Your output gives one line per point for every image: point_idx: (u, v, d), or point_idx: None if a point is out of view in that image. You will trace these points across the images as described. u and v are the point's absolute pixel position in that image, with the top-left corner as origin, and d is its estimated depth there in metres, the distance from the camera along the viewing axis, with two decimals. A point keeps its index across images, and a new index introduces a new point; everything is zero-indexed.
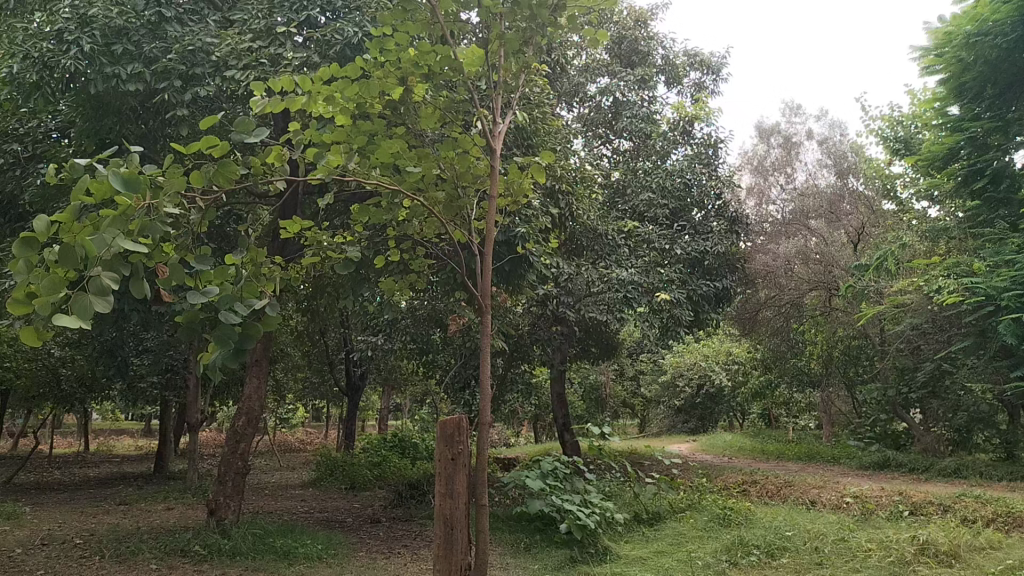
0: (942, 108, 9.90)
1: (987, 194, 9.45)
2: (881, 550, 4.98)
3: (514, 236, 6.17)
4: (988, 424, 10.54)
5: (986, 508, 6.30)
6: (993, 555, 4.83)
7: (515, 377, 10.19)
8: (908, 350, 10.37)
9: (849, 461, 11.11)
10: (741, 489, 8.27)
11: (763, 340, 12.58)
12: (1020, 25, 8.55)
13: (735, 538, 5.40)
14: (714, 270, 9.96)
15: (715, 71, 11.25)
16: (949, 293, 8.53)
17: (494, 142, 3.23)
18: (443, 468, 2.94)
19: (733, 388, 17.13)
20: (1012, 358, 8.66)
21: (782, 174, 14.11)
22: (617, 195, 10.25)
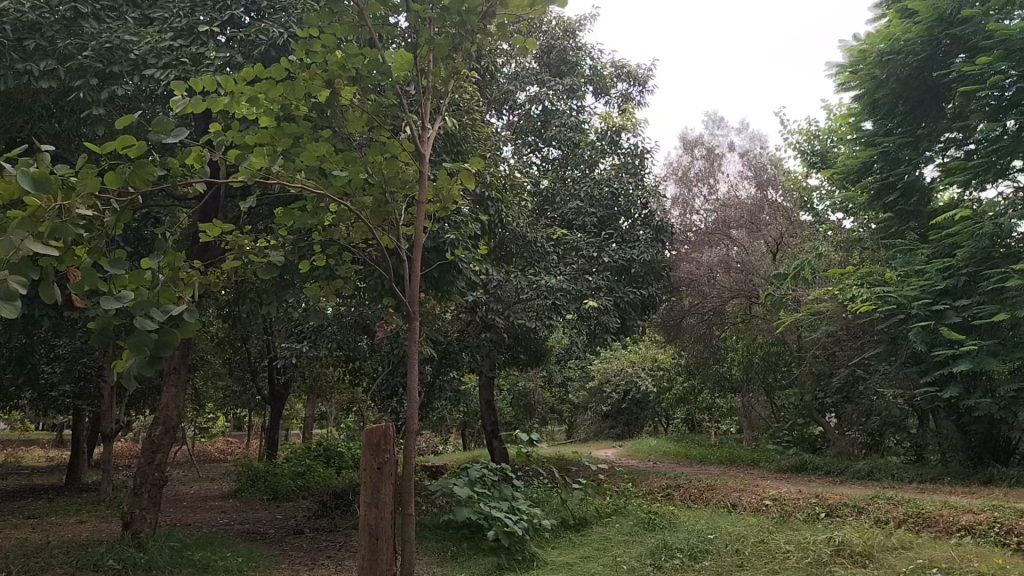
0: (856, 123, 10.41)
1: (898, 207, 9.83)
2: (798, 552, 5.12)
3: (443, 242, 6.13)
4: (899, 427, 10.96)
5: (898, 509, 6.52)
6: (904, 554, 4.99)
7: (443, 384, 10.15)
8: (824, 356, 10.72)
9: (768, 464, 11.41)
10: (666, 494, 8.41)
11: (687, 347, 12.82)
12: (928, 45, 9.09)
13: (659, 542, 5.47)
14: (640, 278, 10.12)
15: (641, 83, 11.44)
16: (861, 302, 8.89)
17: (423, 148, 3.24)
18: (369, 478, 2.91)
19: (658, 394, 17.43)
20: (921, 364, 9.04)
21: (705, 185, 14.41)
22: (546, 203, 10.30)
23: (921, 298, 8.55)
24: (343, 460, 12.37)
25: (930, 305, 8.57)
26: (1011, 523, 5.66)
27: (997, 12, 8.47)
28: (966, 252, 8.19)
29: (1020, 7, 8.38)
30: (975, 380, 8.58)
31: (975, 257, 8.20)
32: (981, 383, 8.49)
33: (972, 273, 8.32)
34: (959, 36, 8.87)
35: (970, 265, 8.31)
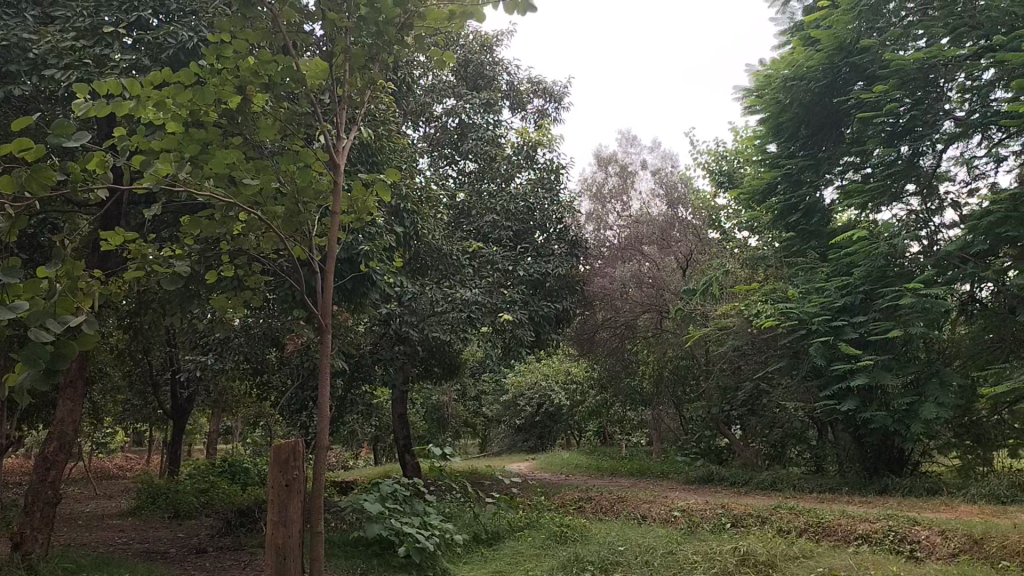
0: (762, 145, 10.84)
1: (800, 226, 10.25)
2: (706, 562, 5.24)
3: (357, 253, 6.01)
4: (800, 439, 11.38)
5: (799, 519, 6.74)
6: (805, 563, 5.15)
7: (355, 398, 9.98)
8: (730, 370, 10.97)
9: (676, 476, 11.63)
10: (577, 506, 8.46)
11: (599, 361, 12.97)
12: (829, 72, 9.49)
13: (571, 555, 5.52)
14: (555, 292, 10.30)
15: (557, 99, 11.61)
16: (765, 318, 9.31)
17: (337, 158, 3.21)
18: (276, 495, 2.86)
19: (571, 407, 17.61)
20: (821, 379, 9.41)
21: (618, 202, 14.65)
22: (461, 216, 10.31)
23: (821, 314, 8.91)
24: (249, 476, 12.01)
25: (829, 321, 8.91)
26: (904, 531, 5.93)
27: (893, 43, 8.88)
28: (862, 270, 8.63)
29: (913, 39, 8.84)
30: (870, 394, 8.95)
31: (870, 276, 8.61)
32: (876, 396, 8.84)
33: (868, 290, 8.72)
34: (858, 64, 9.31)
35: (867, 283, 8.69)
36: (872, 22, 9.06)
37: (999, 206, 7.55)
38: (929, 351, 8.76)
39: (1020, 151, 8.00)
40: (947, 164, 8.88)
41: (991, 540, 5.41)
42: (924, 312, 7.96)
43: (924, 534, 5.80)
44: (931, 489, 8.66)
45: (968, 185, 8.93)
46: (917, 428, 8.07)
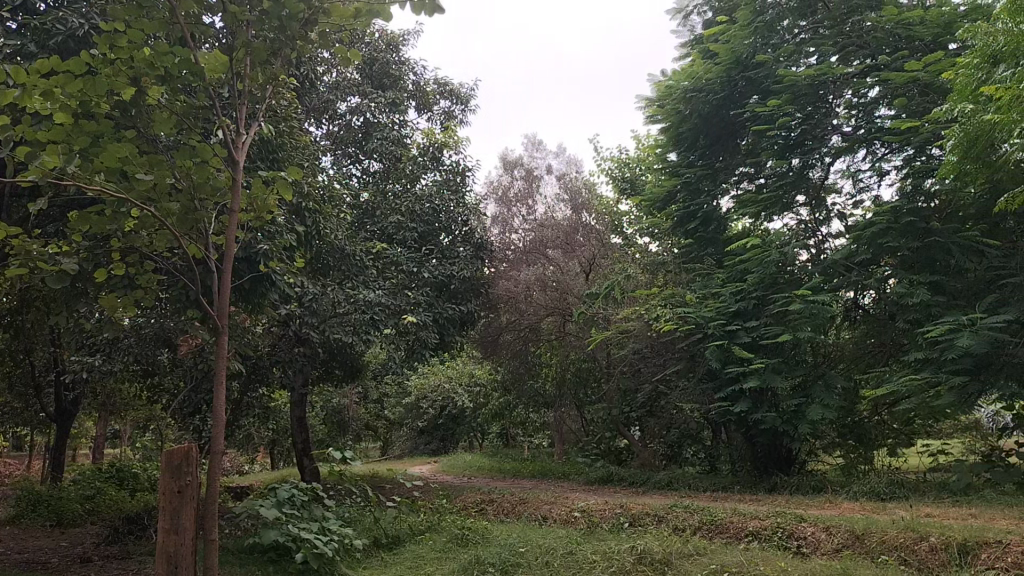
0: (663, 154, 11.13)
1: (698, 234, 10.56)
2: (604, 561, 5.33)
3: (255, 252, 5.86)
4: (696, 439, 11.72)
5: (694, 517, 6.93)
6: (699, 560, 5.30)
7: (252, 401, 9.70)
8: (631, 372, 10.99)
9: (577, 477, 11.78)
10: (479, 509, 8.48)
11: (503, 363, 13.02)
12: (726, 85, 9.83)
13: (471, 557, 5.52)
14: (459, 294, 10.30)
15: (463, 101, 11.63)
16: (665, 322, 9.37)
17: (238, 154, 3.13)
18: (168, 501, 3.10)
19: (475, 408, 17.66)
20: (716, 381, 9.74)
21: (523, 206, 14.73)
22: (365, 216, 10.09)
23: (716, 318, 9.22)
24: (138, 482, 11.52)
25: (724, 325, 9.23)
26: (792, 528, 6.19)
27: (786, 59, 9.29)
28: (755, 277, 9.07)
29: (805, 56, 9.27)
30: (761, 396, 9.28)
31: (764, 280, 9.06)
32: (766, 398, 9.20)
33: (760, 296, 9.14)
34: (754, 79, 9.69)
35: (759, 288, 9.15)
36: (767, 38, 9.51)
37: (881, 219, 8.14)
38: (815, 354, 9.17)
39: (900, 166, 8.46)
40: (835, 177, 9.34)
41: (871, 535, 5.69)
42: (812, 317, 8.31)
43: (810, 530, 6.06)
44: (817, 487, 9.05)
45: (853, 198, 9.40)
46: (804, 428, 8.41)
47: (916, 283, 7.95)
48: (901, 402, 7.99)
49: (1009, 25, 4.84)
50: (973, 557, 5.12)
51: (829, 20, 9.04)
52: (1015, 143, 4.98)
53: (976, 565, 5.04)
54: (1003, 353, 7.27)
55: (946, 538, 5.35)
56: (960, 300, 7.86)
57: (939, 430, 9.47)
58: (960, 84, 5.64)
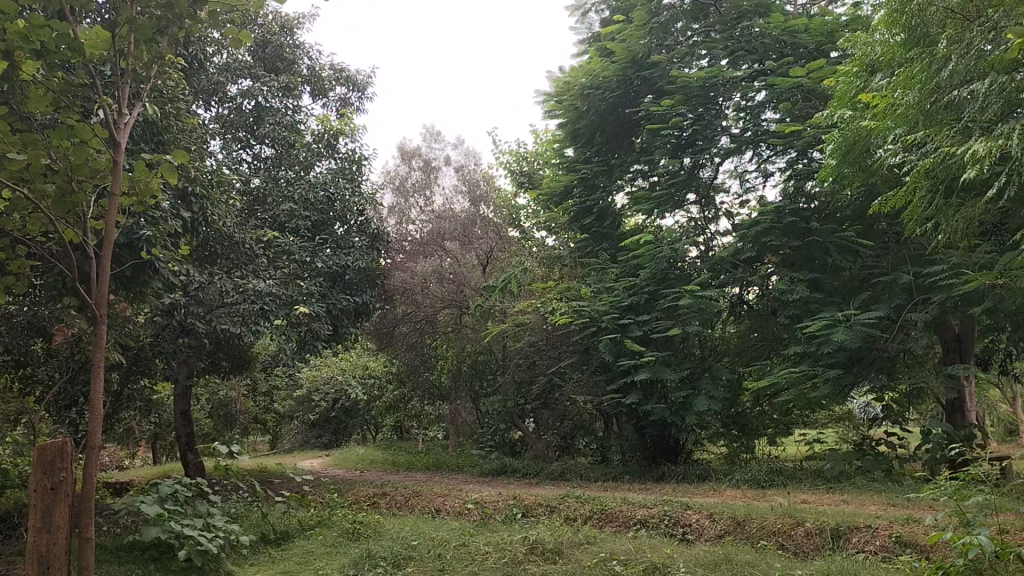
0: (560, 149, 11.25)
1: (593, 229, 10.74)
2: (496, 553, 5.36)
3: (138, 238, 5.60)
4: (588, 431, 11.92)
5: (585, 507, 7.05)
6: (589, 549, 5.40)
7: (132, 394, 9.26)
8: (525, 365, 11.05)
9: (471, 470, 11.78)
10: (371, 503, 8.39)
11: (398, 355, 12.87)
12: (622, 83, 9.97)
13: (363, 551, 5.45)
14: (354, 285, 10.18)
15: (361, 89, 11.51)
16: (560, 315, 9.48)
17: (119, 135, 2.97)
18: (40, 498, 3.00)
19: (369, 402, 17.46)
20: (608, 373, 9.94)
21: (421, 197, 14.72)
22: (256, 203, 9.74)
23: (610, 312, 9.33)
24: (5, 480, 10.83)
25: (617, 319, 9.37)
26: (678, 515, 6.39)
27: (680, 60, 9.60)
28: (647, 273, 9.29)
29: (697, 58, 9.62)
30: (651, 388, 9.51)
31: (655, 277, 9.31)
32: (656, 390, 9.45)
33: (652, 292, 9.38)
34: (649, 78, 9.91)
35: (651, 284, 9.40)
36: (660, 39, 9.78)
37: (764, 219, 8.50)
38: (702, 347, 9.49)
39: (784, 168, 8.80)
40: (724, 176, 9.68)
41: (751, 522, 5.94)
42: (699, 312, 8.65)
43: (694, 518, 6.28)
44: (702, 475, 9.38)
45: (740, 198, 9.76)
46: (691, 419, 8.70)
47: (797, 280, 8.33)
48: (781, 394, 8.36)
49: (887, 36, 5.11)
50: (844, 541, 5.42)
51: (719, 24, 9.32)
52: (890, 149, 5.26)
53: (847, 548, 5.34)
54: (875, 348, 7.78)
55: (821, 523, 5.63)
56: (837, 297, 8.28)
57: (815, 420, 9.96)
58: (841, 90, 5.92)
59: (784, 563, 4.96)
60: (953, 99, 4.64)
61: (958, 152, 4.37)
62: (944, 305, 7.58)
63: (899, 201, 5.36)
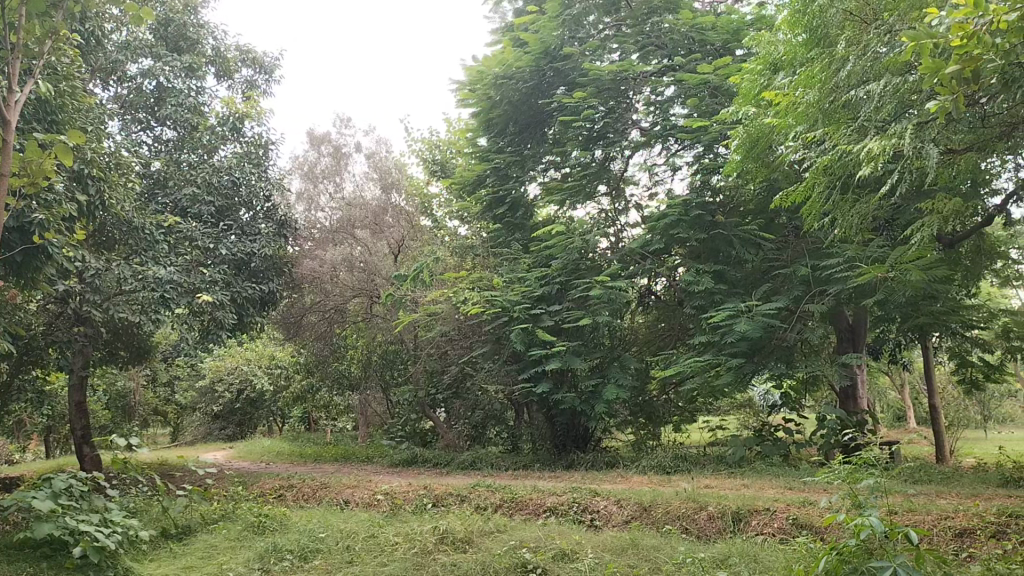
0: (473, 138, 11.22)
1: (506, 218, 10.74)
2: (406, 543, 5.34)
3: (29, 221, 5.32)
4: (499, 420, 11.98)
5: (495, 495, 7.09)
6: (499, 537, 5.42)
7: (22, 384, 8.82)
8: (437, 354, 11.00)
9: (381, 460, 11.68)
10: (277, 495, 8.22)
11: (307, 345, 12.62)
12: (534, 75, 10.06)
13: (270, 544, 5.34)
14: (259, 273, 9.95)
15: (267, 71, 11.25)
16: (471, 305, 9.19)
17: (7, 113, 2.82)
18: None
19: (275, 392, 17.12)
20: (519, 363, 10.00)
21: (331, 182, 14.53)
22: (155, 186, 9.44)
23: (522, 302, 9.31)
24: None
25: (528, 308, 9.39)
26: (586, 502, 6.49)
27: (591, 53, 9.68)
28: (558, 263, 9.37)
29: (609, 52, 9.73)
30: (561, 377, 9.62)
31: (566, 267, 9.42)
32: (566, 379, 9.57)
33: (563, 281, 9.50)
34: (561, 70, 9.99)
35: (562, 274, 9.51)
36: (573, 31, 9.88)
37: (674, 211, 8.49)
38: (612, 337, 9.67)
39: (691, 162, 9.03)
40: (633, 168, 9.85)
41: (656, 507, 6.09)
42: (609, 302, 8.81)
43: (602, 504, 6.40)
44: (610, 463, 9.57)
45: (649, 190, 9.97)
46: (600, 407, 8.85)
47: (702, 271, 8.56)
48: (686, 382, 8.59)
49: (790, 35, 5.27)
50: (745, 524, 5.61)
51: (630, 18, 9.48)
52: (791, 145, 5.44)
53: (747, 530, 5.54)
54: (775, 337, 8.08)
55: (722, 507, 5.82)
56: (740, 288, 8.58)
57: (718, 407, 10.28)
58: (746, 87, 6.08)
59: (687, 547, 5.09)
60: (850, 98, 4.83)
61: (855, 149, 4.56)
62: (839, 297, 7.93)
63: (800, 196, 5.55)
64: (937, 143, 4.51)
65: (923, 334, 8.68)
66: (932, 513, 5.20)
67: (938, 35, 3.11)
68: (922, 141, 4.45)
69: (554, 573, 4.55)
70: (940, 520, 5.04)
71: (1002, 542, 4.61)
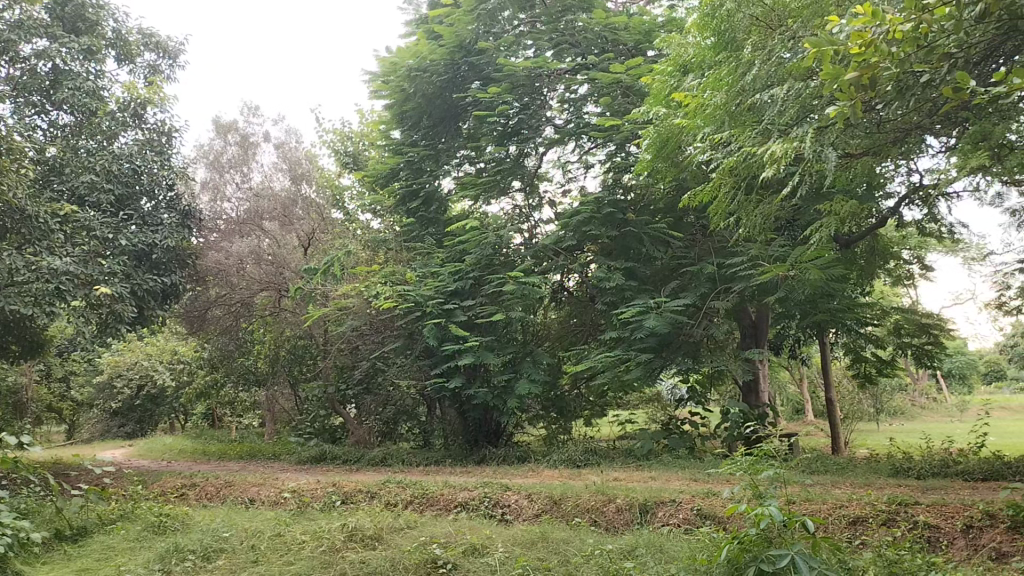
0: (386, 131, 11.08)
1: (420, 213, 10.65)
2: (313, 541, 5.25)
3: None
4: (411, 415, 11.89)
5: (405, 492, 7.03)
6: (409, 533, 5.38)
7: None
8: (347, 349, 10.83)
9: (289, 457, 11.44)
10: (179, 495, 7.96)
11: (211, 340, 12.25)
12: (450, 68, 10.01)
13: (171, 544, 5.17)
14: (161, 265, 9.63)
15: (171, 56, 10.87)
16: (384, 298, 9.14)
17: None
18: None
19: (178, 388, 16.56)
20: (432, 358, 9.95)
21: (238, 173, 14.12)
22: (49, 173, 8.83)
23: (435, 297, 9.18)
24: None
25: (441, 303, 9.29)
26: (497, 496, 6.52)
27: (506, 49, 9.73)
28: (472, 258, 9.36)
29: (523, 48, 9.79)
30: (473, 372, 9.61)
31: (480, 262, 9.42)
32: (479, 374, 9.57)
33: (476, 277, 9.49)
34: (476, 65, 9.98)
35: (475, 270, 9.49)
36: (488, 26, 9.86)
37: (586, 208, 8.68)
38: (524, 333, 9.74)
39: (603, 160, 9.16)
40: (547, 165, 9.93)
41: (566, 500, 6.16)
42: (522, 297, 8.85)
43: (513, 498, 6.44)
44: (521, 457, 9.62)
45: (562, 187, 10.07)
46: (512, 402, 8.91)
47: (613, 269, 8.70)
48: (596, 377, 8.72)
49: (699, 38, 5.37)
50: (651, 515, 5.74)
51: (545, 16, 9.55)
52: (699, 146, 5.56)
53: (653, 522, 5.66)
54: (683, 333, 8.27)
55: (630, 499, 5.93)
56: (649, 285, 8.75)
57: (627, 401, 10.47)
58: (657, 88, 6.19)
59: (596, 539, 5.17)
60: (755, 102, 4.98)
61: (760, 152, 4.70)
62: (743, 294, 8.17)
63: (707, 197, 5.68)
64: (836, 146, 4.70)
65: (821, 330, 9.04)
66: (828, 502, 5.42)
67: (838, 43, 3.24)
68: (821, 145, 4.63)
69: (464, 568, 4.55)
70: (835, 509, 5.26)
71: (892, 529, 4.85)
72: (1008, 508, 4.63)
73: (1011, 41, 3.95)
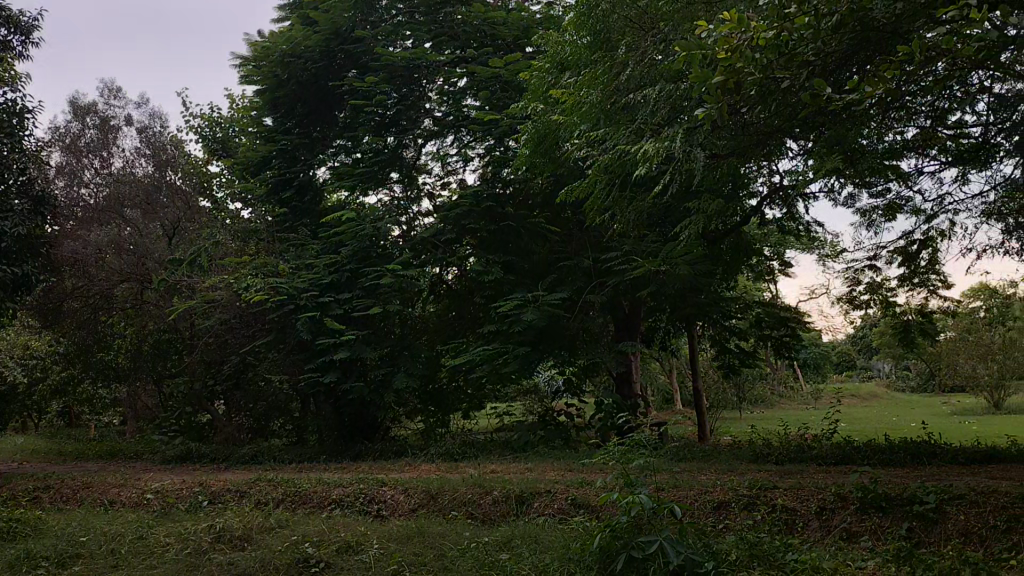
0: (258, 117, 10.68)
1: (293, 203, 10.43)
2: (178, 544, 5.03)
3: None
4: (284, 411, 11.57)
5: (276, 490, 6.84)
6: (281, 532, 5.24)
7: None
8: (216, 344, 10.43)
9: (152, 456, 10.92)
10: (30, 498, 7.48)
11: (67, 335, 11.40)
12: (324, 56, 9.88)
13: (19, 553, 4.84)
14: (11, 254, 8.97)
15: (24, 32, 10.11)
16: (255, 291, 8.87)
17: None
18: None
19: (30, 386, 15.51)
20: (305, 352, 9.71)
21: (97, 157, 13.26)
22: None
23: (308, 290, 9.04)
24: None
25: (316, 297, 9.09)
26: (373, 492, 6.44)
27: (384, 38, 9.57)
28: (347, 250, 9.19)
29: (401, 38, 9.57)
30: (350, 366, 9.45)
31: (356, 255, 9.24)
32: (355, 368, 9.41)
33: (353, 269, 9.31)
34: (352, 54, 9.84)
35: (351, 262, 9.31)
36: (366, 14, 9.68)
37: (464, 201, 8.85)
38: (401, 326, 9.65)
39: (482, 153, 9.16)
40: (426, 157, 9.86)
41: (443, 494, 6.15)
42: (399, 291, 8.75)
43: (390, 493, 6.38)
44: (398, 452, 9.54)
45: (442, 179, 10.04)
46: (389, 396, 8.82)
47: (491, 262, 8.73)
48: (474, 370, 8.74)
49: (575, 37, 5.45)
50: (527, 506, 5.80)
51: (424, 7, 9.48)
52: (575, 143, 5.66)
53: (529, 512, 5.73)
54: (558, 326, 8.41)
55: (507, 491, 5.99)
56: (526, 279, 8.84)
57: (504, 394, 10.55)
58: (535, 84, 6.25)
59: (472, 531, 5.18)
60: (628, 102, 5.11)
61: (633, 150, 4.82)
62: (616, 288, 8.38)
63: (583, 193, 5.79)
64: (704, 146, 4.89)
65: (689, 324, 9.38)
66: (694, 488, 5.65)
67: (707, 48, 3.36)
68: (692, 146, 4.79)
69: (337, 566, 4.49)
70: (700, 495, 5.47)
71: (753, 513, 5.11)
72: (856, 489, 4.96)
73: (863, 51, 4.21)
